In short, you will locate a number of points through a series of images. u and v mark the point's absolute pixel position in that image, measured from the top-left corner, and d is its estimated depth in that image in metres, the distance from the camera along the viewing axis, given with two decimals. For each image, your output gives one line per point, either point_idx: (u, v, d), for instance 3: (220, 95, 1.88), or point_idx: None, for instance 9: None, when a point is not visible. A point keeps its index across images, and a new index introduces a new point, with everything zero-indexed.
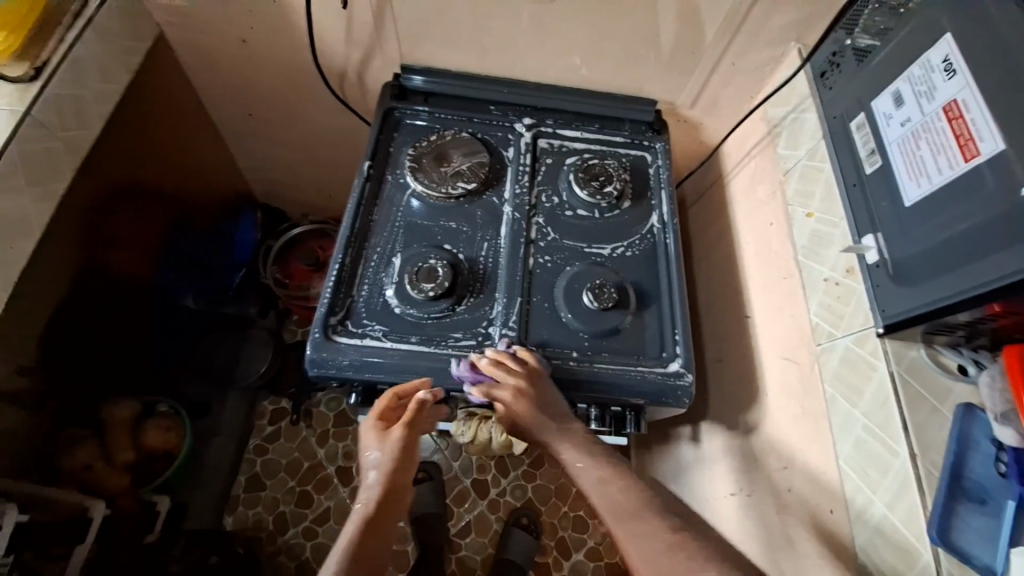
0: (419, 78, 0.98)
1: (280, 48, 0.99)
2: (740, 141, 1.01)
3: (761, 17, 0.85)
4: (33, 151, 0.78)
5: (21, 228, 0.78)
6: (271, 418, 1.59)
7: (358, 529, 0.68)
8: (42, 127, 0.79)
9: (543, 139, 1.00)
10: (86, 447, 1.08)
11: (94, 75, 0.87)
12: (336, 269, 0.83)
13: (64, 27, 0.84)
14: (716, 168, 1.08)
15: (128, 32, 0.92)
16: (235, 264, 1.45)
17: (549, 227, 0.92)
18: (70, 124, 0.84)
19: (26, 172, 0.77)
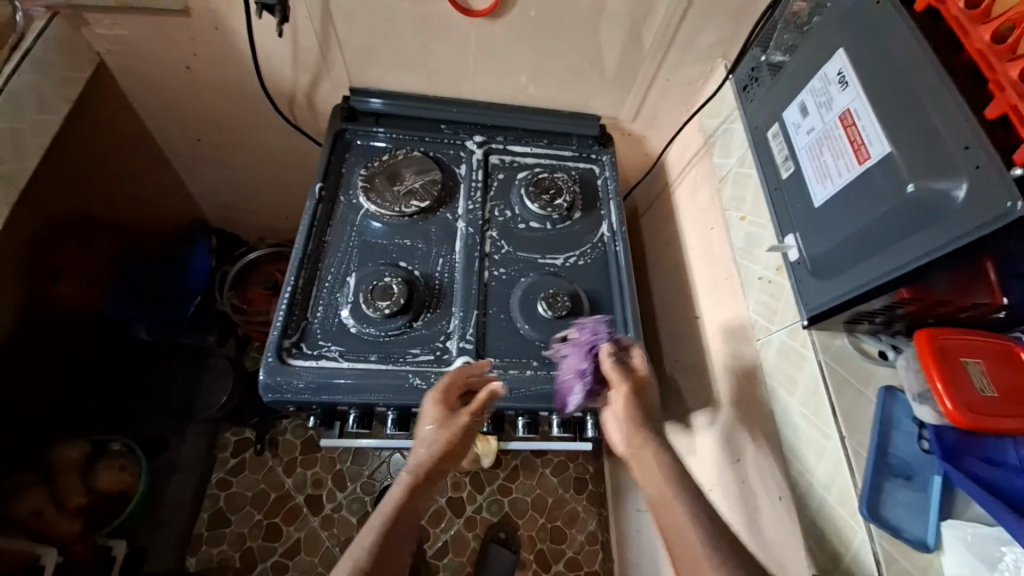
0: (378, 102, 1.00)
1: (226, 75, 0.98)
2: (680, 150, 1.06)
3: (690, 35, 0.91)
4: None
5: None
6: (234, 449, 1.53)
7: (401, 500, 0.65)
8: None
9: (494, 156, 1.03)
10: (35, 493, 1.02)
11: (30, 105, 0.83)
12: (289, 291, 0.83)
13: (0, 60, 0.82)
14: (661, 177, 1.14)
15: (66, 63, 0.89)
16: (190, 291, 1.43)
17: (503, 240, 0.94)
18: (5, 156, 0.80)
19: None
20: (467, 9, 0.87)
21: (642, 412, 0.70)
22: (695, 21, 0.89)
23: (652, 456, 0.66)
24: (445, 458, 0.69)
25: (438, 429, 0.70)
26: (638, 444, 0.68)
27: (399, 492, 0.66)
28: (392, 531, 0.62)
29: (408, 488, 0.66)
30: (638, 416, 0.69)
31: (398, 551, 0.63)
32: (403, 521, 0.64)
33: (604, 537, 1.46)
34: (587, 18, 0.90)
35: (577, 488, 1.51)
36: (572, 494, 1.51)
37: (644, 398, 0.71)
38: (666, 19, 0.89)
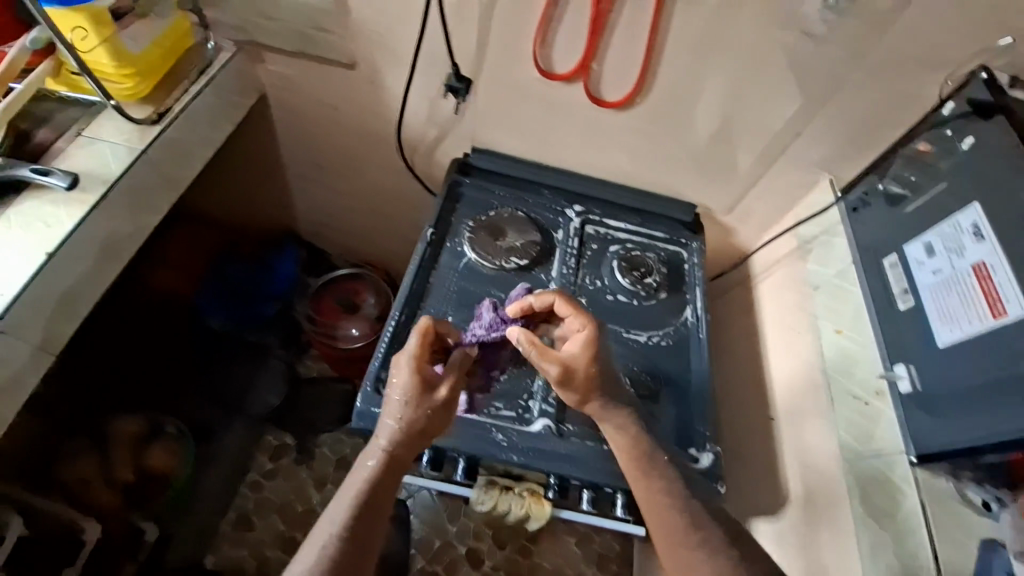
0: (483, 159, 1.09)
1: (363, 120, 1.08)
2: (771, 250, 1.09)
3: (800, 150, 0.96)
4: (141, 185, 0.80)
5: (115, 257, 0.78)
6: (272, 454, 1.56)
7: (375, 473, 0.71)
8: (151, 165, 0.81)
9: (590, 226, 1.09)
10: (84, 462, 1.17)
11: (203, 123, 0.89)
12: (392, 327, 0.89)
13: (188, 80, 0.87)
14: (744, 271, 1.16)
15: (239, 89, 0.97)
16: (271, 295, 1.48)
17: (591, 308, 0.98)
18: (178, 163, 0.86)
19: (128, 202, 0.78)
20: (599, 99, 0.95)
21: (592, 383, 0.76)
22: (807, 138, 0.94)
23: (617, 421, 0.76)
24: (416, 437, 0.73)
25: (411, 408, 0.73)
26: (596, 412, 0.77)
27: (371, 470, 0.71)
28: (366, 502, 0.69)
29: (381, 463, 0.71)
30: (578, 386, 0.76)
31: (376, 521, 0.69)
32: (378, 493, 0.70)
33: None
34: (706, 119, 0.97)
35: (599, 566, 1.45)
36: (593, 571, 1.45)
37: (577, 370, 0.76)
38: (781, 132, 0.95)
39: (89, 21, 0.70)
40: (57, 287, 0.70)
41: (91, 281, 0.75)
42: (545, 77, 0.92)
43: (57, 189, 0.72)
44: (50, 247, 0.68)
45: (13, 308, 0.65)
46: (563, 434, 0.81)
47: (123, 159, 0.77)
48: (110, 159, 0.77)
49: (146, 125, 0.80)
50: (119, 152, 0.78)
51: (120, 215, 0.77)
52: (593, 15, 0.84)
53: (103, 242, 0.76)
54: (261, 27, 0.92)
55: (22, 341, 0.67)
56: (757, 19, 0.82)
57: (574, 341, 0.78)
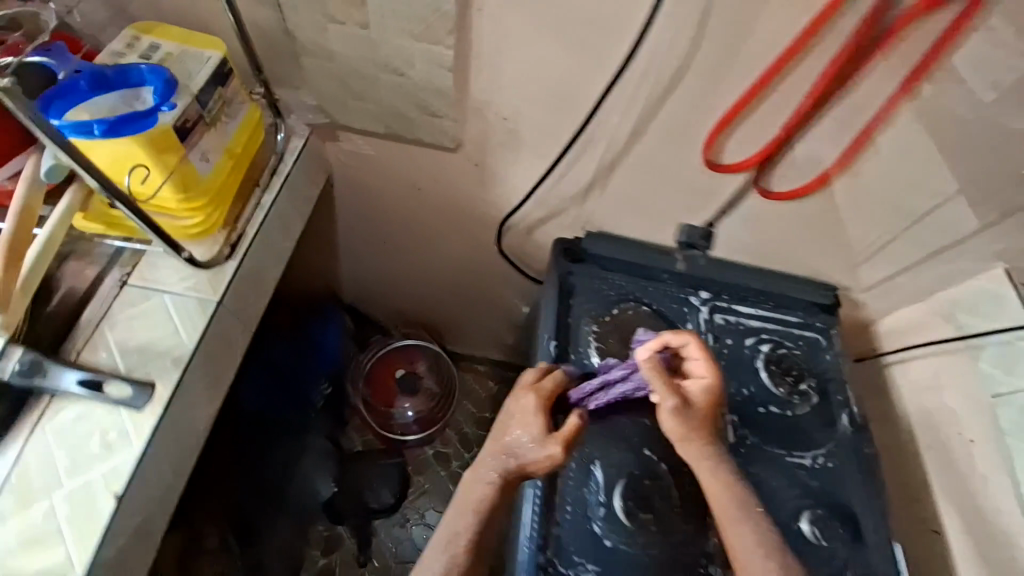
0: (594, 245, 0.94)
1: (457, 199, 0.93)
2: (907, 330, 1.00)
3: (956, 254, 0.86)
4: (215, 344, 0.70)
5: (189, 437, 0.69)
6: (323, 548, 1.41)
7: (488, 503, 0.67)
8: (228, 317, 0.71)
9: (719, 315, 0.94)
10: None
11: (276, 236, 0.78)
12: (539, 494, 0.72)
13: (260, 188, 0.76)
14: (866, 353, 1.08)
15: (310, 179, 0.83)
16: (317, 375, 1.30)
17: (745, 428, 0.84)
18: (253, 300, 0.75)
19: (201, 372, 0.69)
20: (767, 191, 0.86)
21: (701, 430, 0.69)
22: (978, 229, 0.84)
23: (713, 472, 0.68)
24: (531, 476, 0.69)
25: (533, 446, 0.68)
26: (693, 457, 0.69)
27: (485, 499, 0.67)
28: (479, 531, 0.66)
29: (494, 493, 0.68)
30: (691, 427, 0.69)
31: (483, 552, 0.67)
32: (489, 525, 0.67)
33: None
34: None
35: None
36: None
37: (692, 412, 0.69)
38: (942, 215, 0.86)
39: (148, 149, 0.60)
40: (140, 497, 0.63)
41: (167, 475, 0.66)
42: (711, 168, 0.82)
43: (128, 401, 0.63)
44: (125, 475, 0.61)
45: (102, 548, 0.59)
46: None
47: (194, 325, 0.68)
48: (178, 324, 0.68)
49: (217, 268, 0.70)
50: (186, 314, 0.68)
51: (197, 393, 0.68)
52: (793, 114, 0.76)
53: (179, 434, 0.67)
54: (343, 106, 0.80)
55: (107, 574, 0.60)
56: (932, 107, 0.75)
57: (693, 384, 0.70)
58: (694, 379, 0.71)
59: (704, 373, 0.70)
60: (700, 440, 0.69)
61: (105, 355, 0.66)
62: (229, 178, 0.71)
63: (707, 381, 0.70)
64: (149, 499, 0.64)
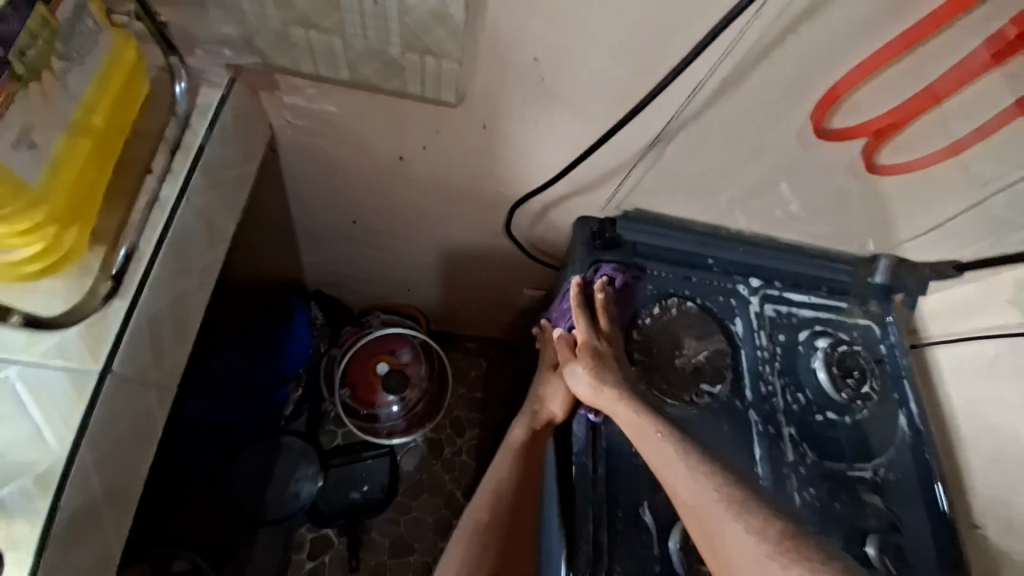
0: (629, 224, 0.75)
1: (455, 171, 0.73)
2: (954, 315, 0.90)
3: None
4: (120, 431, 0.48)
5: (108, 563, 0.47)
6: (311, 550, 1.28)
7: (514, 460, 0.65)
8: (128, 388, 0.49)
9: (769, 305, 0.80)
10: None
11: (200, 240, 0.58)
12: (582, 552, 0.62)
13: (156, 175, 0.56)
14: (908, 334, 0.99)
15: (238, 152, 0.63)
16: (285, 377, 1.05)
17: (805, 444, 0.72)
18: (167, 348, 0.53)
19: (100, 479, 0.46)
20: (880, 165, 0.70)
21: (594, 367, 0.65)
22: None
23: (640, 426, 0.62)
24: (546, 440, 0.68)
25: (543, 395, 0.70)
26: (612, 409, 0.64)
27: (513, 456, 0.65)
28: (510, 490, 0.63)
29: (516, 446, 0.66)
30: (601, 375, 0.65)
31: (520, 523, 0.62)
32: (521, 484, 0.64)
33: None
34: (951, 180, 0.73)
35: None
36: None
37: (598, 360, 0.66)
38: None
39: None
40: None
41: None
42: (821, 137, 0.66)
43: None
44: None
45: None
46: None
47: (65, 416, 0.45)
48: (38, 417, 0.45)
49: (95, 316, 0.49)
50: (51, 397, 0.46)
51: (101, 508, 0.46)
52: (961, 65, 0.56)
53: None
54: (294, 48, 0.58)
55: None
56: None
57: (587, 322, 0.68)
58: (600, 329, 0.68)
59: (585, 324, 0.68)
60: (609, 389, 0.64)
61: None
62: (85, 171, 0.49)
63: (603, 332, 0.68)
64: None
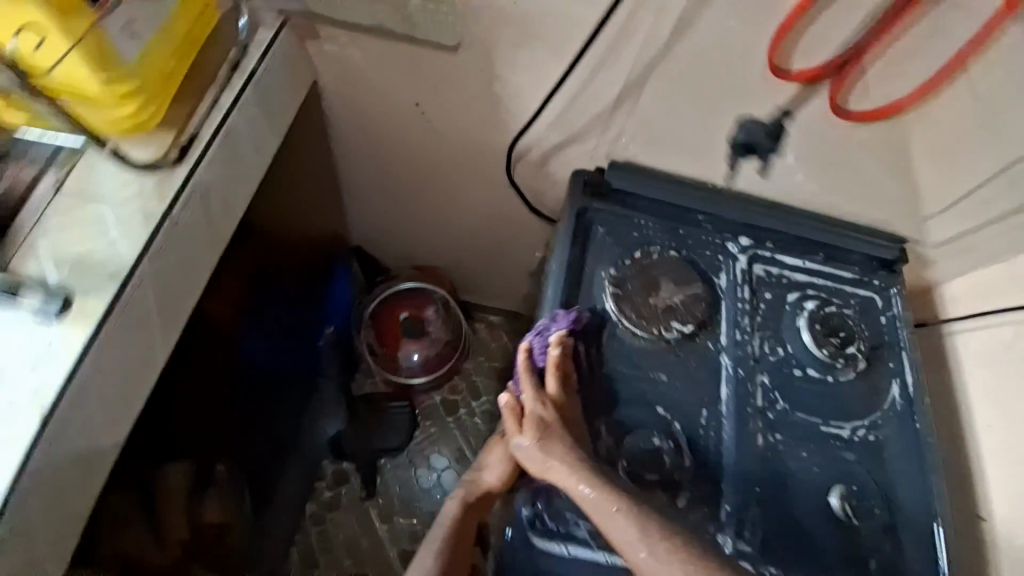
0: (618, 173, 0.81)
1: (464, 118, 0.86)
2: (977, 299, 0.86)
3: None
4: (173, 262, 0.63)
5: (147, 360, 0.60)
6: (331, 482, 1.41)
7: (448, 534, 0.65)
8: (182, 232, 0.63)
9: (759, 265, 0.82)
10: (146, 527, 0.76)
11: (249, 145, 0.72)
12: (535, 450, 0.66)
13: (219, 83, 0.71)
14: (923, 318, 0.96)
15: (287, 84, 0.79)
16: (323, 322, 1.24)
17: (777, 392, 0.74)
18: (215, 221, 0.68)
19: (151, 293, 0.60)
20: (844, 110, 0.74)
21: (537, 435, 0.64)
22: None
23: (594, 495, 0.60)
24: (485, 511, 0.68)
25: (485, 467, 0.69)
26: (562, 478, 0.62)
27: (446, 531, 0.65)
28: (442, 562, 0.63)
29: (452, 519, 0.66)
30: (548, 444, 0.63)
31: None
32: (455, 555, 0.64)
33: None
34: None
35: None
36: None
37: (544, 427, 0.64)
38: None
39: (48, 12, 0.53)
40: (71, 425, 0.53)
41: (114, 399, 0.57)
42: (783, 77, 0.71)
43: (46, 314, 0.55)
44: (48, 397, 0.52)
45: (20, 483, 0.49)
46: None
47: (135, 233, 0.60)
48: (114, 234, 0.60)
49: (162, 173, 0.64)
50: (126, 223, 0.61)
51: (151, 315, 0.60)
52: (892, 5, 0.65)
53: (128, 361, 0.58)
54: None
55: (28, 527, 0.49)
56: None
57: (533, 388, 0.68)
58: (546, 395, 0.67)
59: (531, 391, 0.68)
60: (557, 457, 0.63)
61: (34, 265, 0.58)
62: (167, 63, 0.64)
63: (549, 397, 0.67)
64: (80, 425, 0.53)
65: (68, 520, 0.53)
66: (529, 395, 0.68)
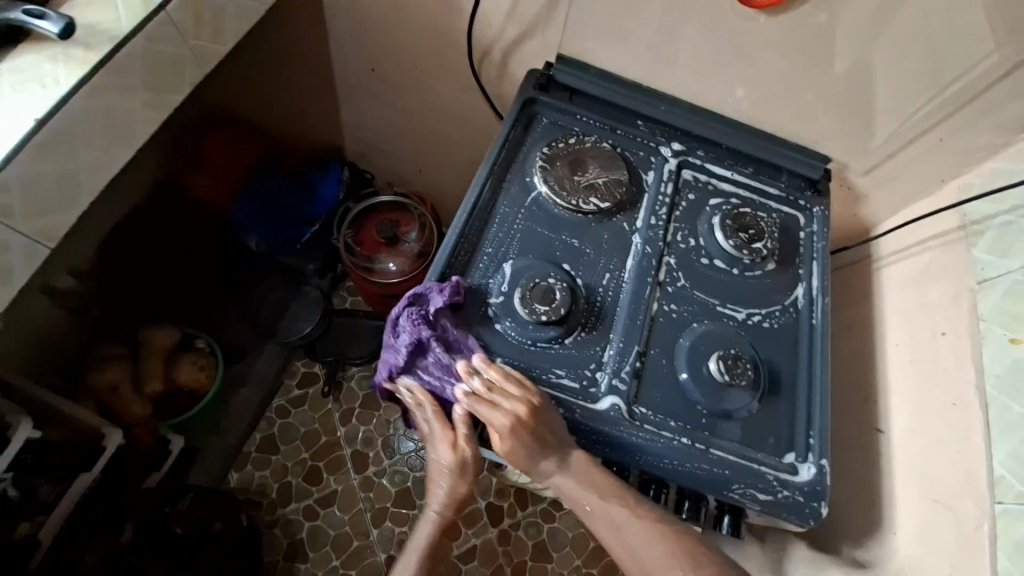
0: (563, 69, 0.90)
1: (437, 15, 0.98)
2: (908, 230, 0.88)
3: (1005, 95, 0.74)
4: (159, 51, 0.77)
5: (123, 124, 0.75)
6: (300, 380, 1.47)
7: (432, 536, 0.75)
8: (173, 27, 0.77)
9: (687, 171, 0.88)
10: (114, 367, 1.05)
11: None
12: (441, 272, 0.74)
13: None
14: (861, 254, 0.98)
15: None
16: (311, 217, 1.34)
17: (680, 272, 0.80)
18: (202, 32, 0.82)
19: (143, 72, 0.75)
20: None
21: (520, 443, 0.64)
22: (994, 67, 0.73)
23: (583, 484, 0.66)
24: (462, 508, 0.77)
25: (454, 479, 0.72)
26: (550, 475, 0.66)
27: (428, 533, 0.75)
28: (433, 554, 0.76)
29: (435, 525, 0.75)
30: (526, 454, 0.65)
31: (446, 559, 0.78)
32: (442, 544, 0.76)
33: None
34: (874, 45, 0.78)
35: None
36: None
37: (517, 442, 0.65)
38: (974, 65, 0.75)
39: None
40: (53, 143, 0.66)
41: (93, 139, 0.71)
42: None
43: (51, 31, 0.68)
44: (42, 114, 0.65)
45: (7, 169, 0.62)
46: (635, 419, 0.69)
47: (134, 12, 0.73)
48: (120, 12, 0.74)
49: None
50: (131, 7, 0.74)
51: (132, 86, 0.74)
52: None
53: (108, 116, 0.72)
54: None
55: (7, 208, 0.64)
56: None
57: (489, 413, 0.66)
58: (504, 413, 0.65)
59: (490, 415, 0.65)
60: (538, 461, 0.65)
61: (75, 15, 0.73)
62: None
63: (506, 412, 0.65)
64: (67, 146, 0.68)
65: (49, 227, 0.70)
66: (492, 418, 0.65)
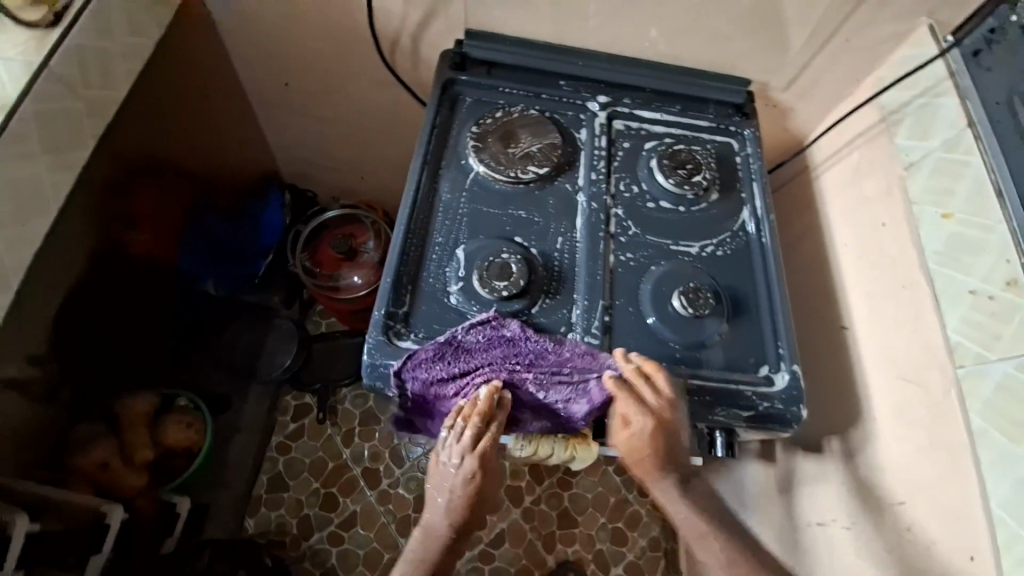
0: (473, 45, 0.89)
1: (336, 16, 0.96)
2: (836, 133, 0.92)
3: None
4: (51, 109, 0.73)
5: (30, 192, 0.71)
6: (294, 414, 1.46)
7: (441, 551, 0.72)
8: (58, 82, 0.74)
9: (618, 121, 0.89)
10: (99, 444, 0.98)
11: (122, 27, 0.83)
12: (394, 272, 0.73)
13: None
14: (799, 167, 1.01)
15: None
16: (262, 250, 1.34)
17: (630, 220, 0.81)
18: (92, 82, 0.79)
19: (38, 135, 0.72)
20: None
21: (659, 440, 0.67)
22: None
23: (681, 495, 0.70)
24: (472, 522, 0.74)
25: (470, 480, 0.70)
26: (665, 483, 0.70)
27: (435, 547, 0.72)
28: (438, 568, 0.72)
29: (444, 538, 0.72)
30: (661, 455, 0.68)
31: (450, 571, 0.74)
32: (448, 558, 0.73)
33: (668, 545, 1.35)
34: None
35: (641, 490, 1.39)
36: (635, 495, 1.39)
37: (659, 438, 0.67)
38: None
39: None
40: None
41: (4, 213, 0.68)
42: None
43: None
44: None
45: None
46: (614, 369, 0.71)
47: (17, 76, 0.72)
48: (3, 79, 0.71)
49: (41, 33, 0.76)
50: (12, 71, 0.72)
51: (30, 150, 0.71)
52: None
53: (15, 187, 0.69)
54: None
55: None
56: None
57: (638, 410, 0.67)
58: (659, 408, 0.67)
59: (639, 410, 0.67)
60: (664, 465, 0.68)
61: None
62: None
63: (660, 407, 0.67)
64: None
65: None
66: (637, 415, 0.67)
